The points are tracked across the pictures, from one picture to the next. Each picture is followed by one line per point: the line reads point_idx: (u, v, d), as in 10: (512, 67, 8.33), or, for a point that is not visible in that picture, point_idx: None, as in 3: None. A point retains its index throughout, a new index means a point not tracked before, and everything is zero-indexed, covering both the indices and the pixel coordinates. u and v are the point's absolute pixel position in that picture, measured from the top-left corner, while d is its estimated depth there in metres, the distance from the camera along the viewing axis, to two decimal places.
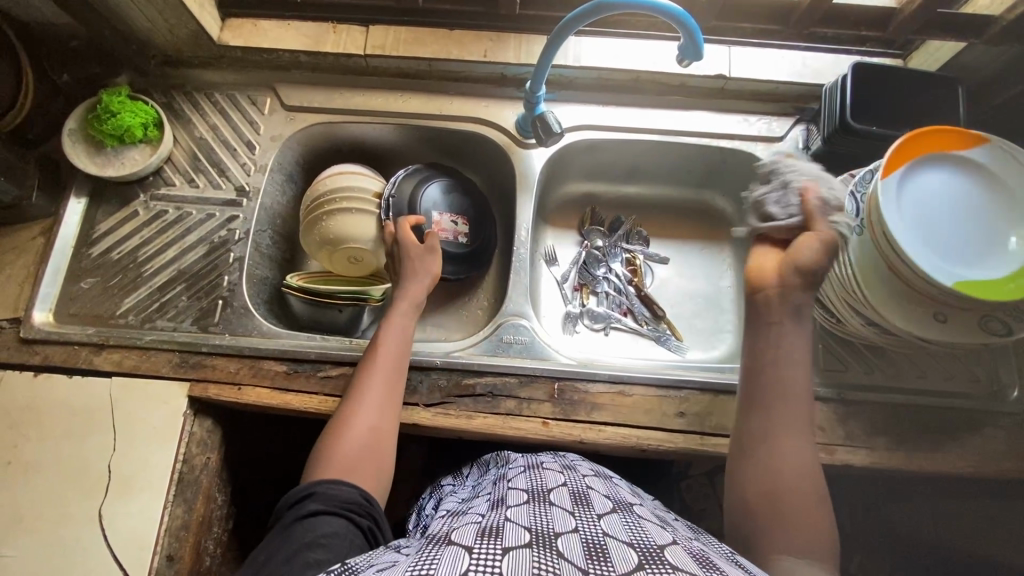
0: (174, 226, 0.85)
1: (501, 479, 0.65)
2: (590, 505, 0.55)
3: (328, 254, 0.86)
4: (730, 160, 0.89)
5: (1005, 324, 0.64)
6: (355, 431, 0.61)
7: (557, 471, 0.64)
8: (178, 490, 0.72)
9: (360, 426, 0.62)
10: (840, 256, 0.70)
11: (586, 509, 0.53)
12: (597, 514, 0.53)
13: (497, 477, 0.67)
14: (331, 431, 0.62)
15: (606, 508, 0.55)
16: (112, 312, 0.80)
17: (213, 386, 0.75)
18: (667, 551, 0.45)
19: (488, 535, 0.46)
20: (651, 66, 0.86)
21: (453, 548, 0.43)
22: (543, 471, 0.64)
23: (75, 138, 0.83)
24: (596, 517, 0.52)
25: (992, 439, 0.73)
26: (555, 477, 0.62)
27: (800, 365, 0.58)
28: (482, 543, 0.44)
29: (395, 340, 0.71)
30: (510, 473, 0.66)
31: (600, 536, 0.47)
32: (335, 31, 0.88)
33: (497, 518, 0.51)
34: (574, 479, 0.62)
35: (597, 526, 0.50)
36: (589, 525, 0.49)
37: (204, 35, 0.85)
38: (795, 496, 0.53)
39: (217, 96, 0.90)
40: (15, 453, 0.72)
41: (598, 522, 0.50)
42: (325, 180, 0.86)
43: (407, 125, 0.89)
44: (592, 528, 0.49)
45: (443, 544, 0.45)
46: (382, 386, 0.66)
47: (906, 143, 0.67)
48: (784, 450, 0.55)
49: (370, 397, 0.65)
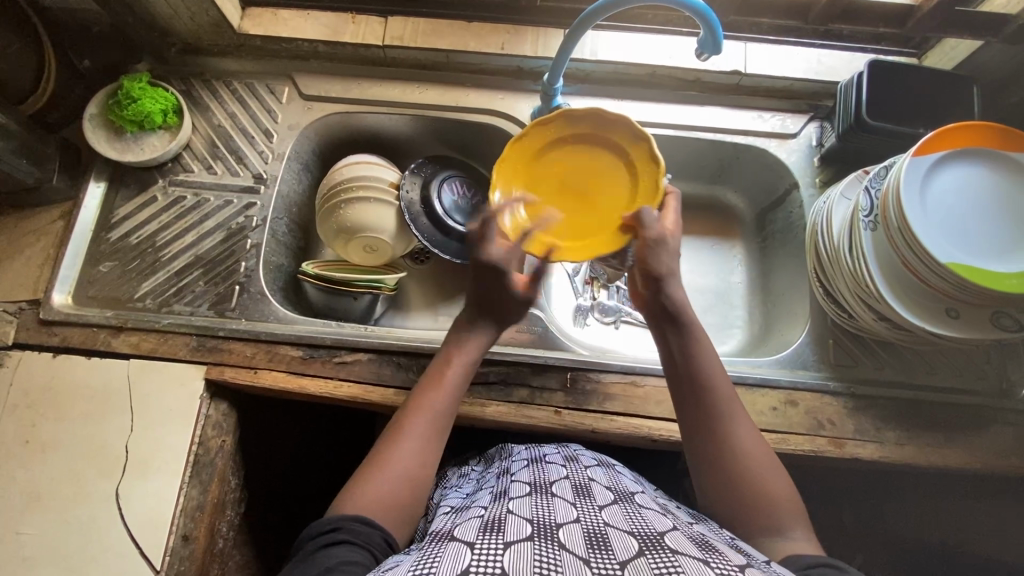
0: (192, 212, 0.86)
1: (503, 474, 0.66)
2: (592, 497, 0.55)
3: (344, 242, 0.87)
4: (743, 156, 0.90)
5: (1017, 320, 0.65)
6: (392, 471, 0.57)
7: (560, 465, 0.64)
8: (194, 471, 0.73)
9: (400, 463, 0.58)
10: (852, 250, 0.71)
11: (588, 501, 0.54)
12: (598, 505, 0.53)
13: (499, 470, 0.69)
14: (368, 462, 0.58)
15: (607, 500, 0.55)
16: (130, 295, 0.81)
17: (230, 369, 0.76)
18: (667, 537, 0.46)
19: (490, 530, 0.47)
20: (667, 61, 0.87)
21: (455, 545, 0.45)
22: (546, 465, 0.65)
23: (95, 123, 0.84)
24: (597, 508, 0.53)
25: (1000, 435, 0.74)
26: (558, 470, 0.63)
27: (721, 375, 0.61)
28: (484, 538, 0.45)
29: (453, 373, 0.65)
30: (512, 467, 0.67)
31: (600, 526, 0.48)
32: (353, 21, 0.89)
33: (500, 511, 0.52)
34: (574, 471, 0.62)
35: (599, 517, 0.50)
36: (590, 515, 0.50)
37: (225, 23, 0.86)
38: (775, 495, 0.54)
39: (236, 85, 0.91)
40: (34, 432, 0.73)
41: (600, 513, 0.51)
42: (343, 169, 0.87)
43: (423, 116, 0.90)
44: (593, 519, 0.49)
45: (446, 541, 0.47)
46: (430, 424, 0.61)
47: (934, 138, 0.66)
48: (733, 431, 0.58)
49: (417, 431, 0.60)
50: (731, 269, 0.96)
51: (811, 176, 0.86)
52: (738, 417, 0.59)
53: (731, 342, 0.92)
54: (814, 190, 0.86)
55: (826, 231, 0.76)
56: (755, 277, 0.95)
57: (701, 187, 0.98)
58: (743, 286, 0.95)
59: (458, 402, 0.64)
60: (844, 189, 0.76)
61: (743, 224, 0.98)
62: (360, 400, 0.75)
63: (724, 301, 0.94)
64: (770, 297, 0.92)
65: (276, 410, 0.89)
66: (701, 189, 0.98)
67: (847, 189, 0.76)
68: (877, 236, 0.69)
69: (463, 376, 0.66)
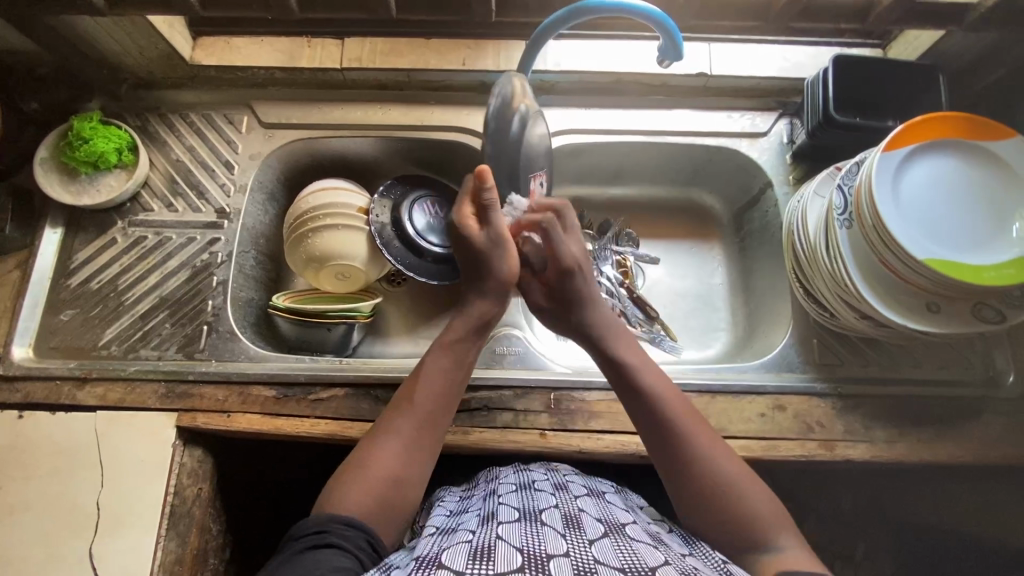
0: (155, 252, 0.83)
1: (490, 497, 0.64)
2: (582, 529, 0.52)
3: (315, 272, 0.85)
4: (715, 157, 0.89)
5: (998, 310, 0.64)
6: (378, 470, 0.56)
7: (549, 493, 0.61)
8: (171, 523, 0.70)
9: (384, 466, 0.56)
10: (829, 251, 0.69)
11: (578, 534, 0.50)
12: (588, 539, 0.50)
13: (487, 491, 0.66)
14: (354, 462, 0.57)
15: (597, 532, 0.52)
16: (94, 343, 0.78)
17: (202, 415, 0.74)
18: (660, 575, 0.43)
19: (479, 558, 0.44)
20: (631, 66, 0.85)
21: (443, 573, 0.42)
22: (535, 492, 0.61)
23: (47, 167, 0.80)
24: (587, 542, 0.49)
25: (991, 426, 0.73)
26: (547, 498, 0.60)
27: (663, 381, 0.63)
28: (474, 568, 0.42)
29: (444, 372, 0.63)
30: (501, 490, 0.64)
31: (591, 562, 0.45)
32: (309, 45, 0.87)
33: (488, 536, 0.49)
34: (564, 501, 0.59)
35: (589, 551, 0.47)
36: (580, 549, 0.47)
37: (176, 56, 0.83)
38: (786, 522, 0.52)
39: (193, 117, 0.88)
40: (0, 495, 0.70)
41: (590, 547, 0.48)
42: (308, 198, 0.84)
43: (388, 137, 0.88)
44: (583, 554, 0.46)
45: (433, 567, 0.44)
46: (420, 421, 0.60)
47: (902, 133, 0.65)
48: (688, 425, 0.59)
49: (401, 434, 0.59)
50: (711, 271, 0.95)
51: (785, 174, 0.85)
52: (684, 408, 0.61)
53: (716, 346, 0.91)
54: (788, 188, 0.85)
55: (802, 230, 0.74)
56: (735, 278, 0.94)
57: (677, 190, 0.97)
58: (725, 287, 0.94)
59: (449, 406, 0.62)
60: (818, 187, 0.75)
61: (721, 225, 0.97)
62: (338, 437, 0.73)
63: (707, 304, 0.93)
64: (752, 297, 0.91)
65: (258, 448, 0.87)
66: (676, 192, 0.97)
67: (821, 186, 0.75)
68: (852, 234, 0.67)
69: (454, 376, 0.64)
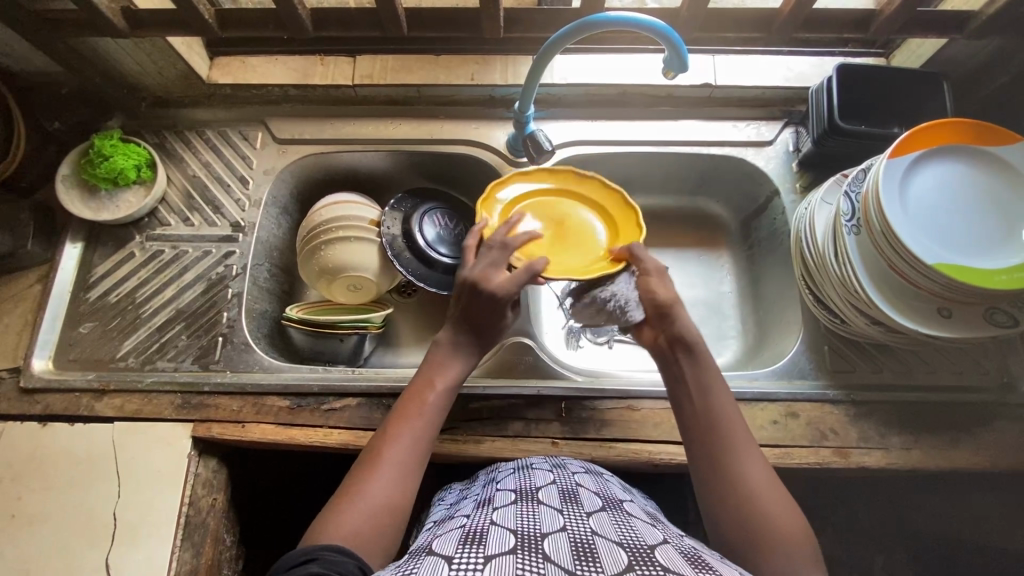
0: (171, 265, 0.85)
1: (491, 482, 0.63)
2: (580, 503, 0.52)
3: (328, 283, 0.86)
4: (722, 167, 0.90)
5: (1010, 315, 0.64)
6: (365, 498, 0.54)
7: (547, 471, 0.61)
8: (186, 533, 0.71)
9: (372, 493, 0.55)
10: (838, 257, 0.70)
11: (575, 507, 0.51)
12: (586, 512, 0.50)
13: (486, 480, 0.65)
14: (343, 492, 0.55)
15: (595, 506, 0.52)
16: (112, 355, 0.80)
17: (217, 425, 0.75)
18: (657, 551, 0.43)
19: (471, 542, 0.44)
20: (637, 79, 0.87)
21: (432, 558, 0.42)
22: (533, 471, 0.62)
23: (69, 184, 0.83)
24: (585, 514, 0.49)
25: (1006, 432, 0.72)
26: (544, 476, 0.60)
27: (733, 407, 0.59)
28: (463, 550, 0.42)
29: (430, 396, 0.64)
30: (500, 475, 0.64)
31: (588, 535, 0.45)
32: (322, 63, 0.89)
33: (483, 521, 0.49)
34: (562, 477, 0.59)
35: (586, 525, 0.47)
36: (576, 523, 0.47)
37: (193, 75, 0.86)
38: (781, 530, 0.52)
39: (209, 133, 0.90)
40: (20, 506, 0.71)
41: (587, 520, 0.48)
42: (319, 212, 0.86)
43: (398, 151, 0.90)
44: (580, 527, 0.46)
45: (424, 554, 0.44)
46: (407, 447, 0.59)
47: (907, 140, 0.65)
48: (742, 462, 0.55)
49: (388, 461, 0.58)
50: (720, 279, 0.96)
51: (791, 182, 0.86)
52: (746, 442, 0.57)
53: (726, 353, 0.91)
54: (795, 196, 0.86)
55: (811, 237, 0.75)
56: (744, 285, 0.94)
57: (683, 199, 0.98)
58: (734, 295, 0.94)
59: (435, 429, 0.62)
60: (825, 194, 0.76)
61: (727, 232, 0.97)
62: (352, 447, 0.73)
63: (716, 312, 0.93)
64: (762, 304, 0.91)
65: (271, 460, 0.87)
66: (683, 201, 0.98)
67: (828, 193, 0.76)
68: (861, 240, 0.68)
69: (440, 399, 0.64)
